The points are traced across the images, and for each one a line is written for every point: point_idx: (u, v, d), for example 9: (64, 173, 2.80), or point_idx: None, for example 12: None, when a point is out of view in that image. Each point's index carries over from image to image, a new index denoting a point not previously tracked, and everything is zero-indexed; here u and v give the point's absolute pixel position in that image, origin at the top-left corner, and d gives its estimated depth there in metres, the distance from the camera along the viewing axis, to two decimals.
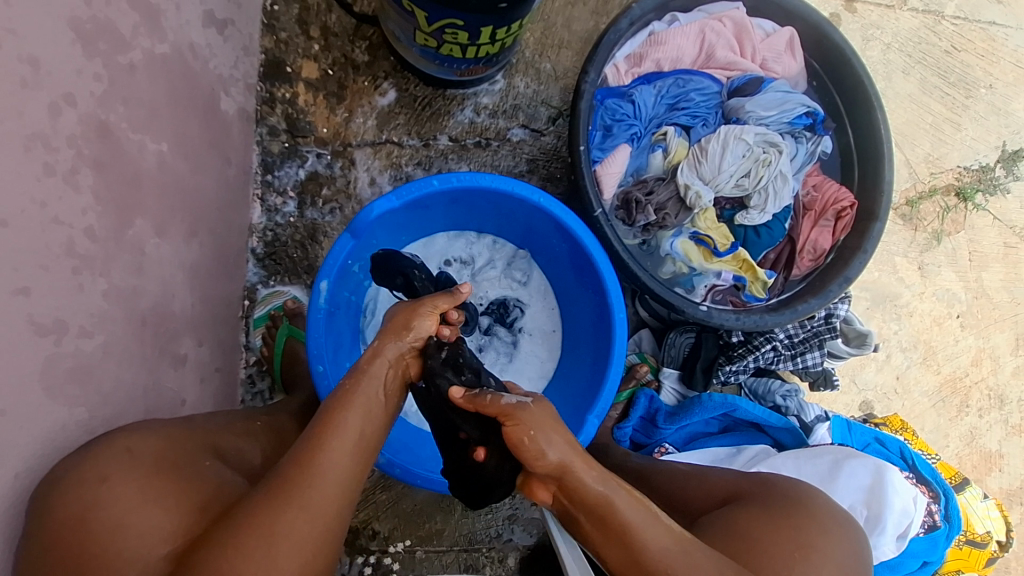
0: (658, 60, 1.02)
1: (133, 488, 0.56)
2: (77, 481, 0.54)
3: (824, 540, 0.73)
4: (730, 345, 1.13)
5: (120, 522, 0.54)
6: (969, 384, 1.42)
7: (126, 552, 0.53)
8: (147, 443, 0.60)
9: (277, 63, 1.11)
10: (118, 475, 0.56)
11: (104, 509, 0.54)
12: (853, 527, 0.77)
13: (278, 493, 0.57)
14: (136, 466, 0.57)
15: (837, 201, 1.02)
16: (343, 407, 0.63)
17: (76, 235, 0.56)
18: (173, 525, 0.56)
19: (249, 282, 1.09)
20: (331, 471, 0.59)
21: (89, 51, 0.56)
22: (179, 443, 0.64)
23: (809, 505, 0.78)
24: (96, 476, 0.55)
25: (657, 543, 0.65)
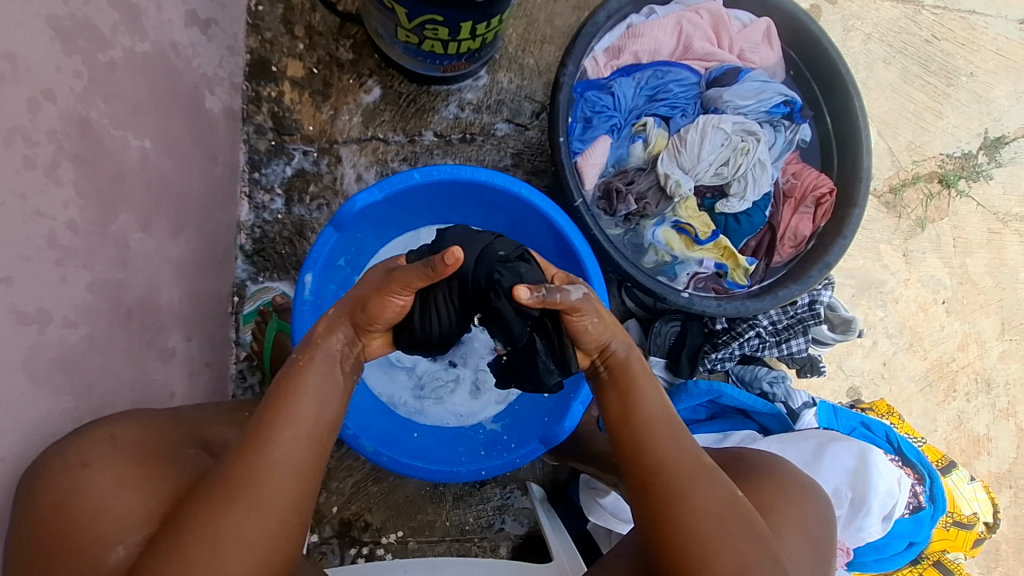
0: (636, 52, 1.04)
1: (110, 473, 0.58)
2: (59, 467, 0.56)
3: (788, 505, 0.75)
4: (714, 333, 1.15)
5: (97, 507, 0.56)
6: (956, 369, 1.44)
7: (102, 537, 0.55)
8: (126, 430, 0.62)
9: (262, 63, 1.12)
10: (98, 461, 0.58)
11: (83, 494, 0.56)
12: (818, 490, 0.79)
13: (228, 488, 0.56)
14: (114, 452, 0.59)
15: (817, 188, 1.04)
16: (293, 392, 0.62)
17: (58, 227, 0.57)
18: (146, 510, 0.57)
19: (238, 279, 1.10)
20: (283, 465, 0.58)
21: (68, 49, 0.58)
22: (162, 429, 0.67)
23: (775, 471, 0.79)
24: (78, 462, 0.56)
25: (655, 416, 0.69)
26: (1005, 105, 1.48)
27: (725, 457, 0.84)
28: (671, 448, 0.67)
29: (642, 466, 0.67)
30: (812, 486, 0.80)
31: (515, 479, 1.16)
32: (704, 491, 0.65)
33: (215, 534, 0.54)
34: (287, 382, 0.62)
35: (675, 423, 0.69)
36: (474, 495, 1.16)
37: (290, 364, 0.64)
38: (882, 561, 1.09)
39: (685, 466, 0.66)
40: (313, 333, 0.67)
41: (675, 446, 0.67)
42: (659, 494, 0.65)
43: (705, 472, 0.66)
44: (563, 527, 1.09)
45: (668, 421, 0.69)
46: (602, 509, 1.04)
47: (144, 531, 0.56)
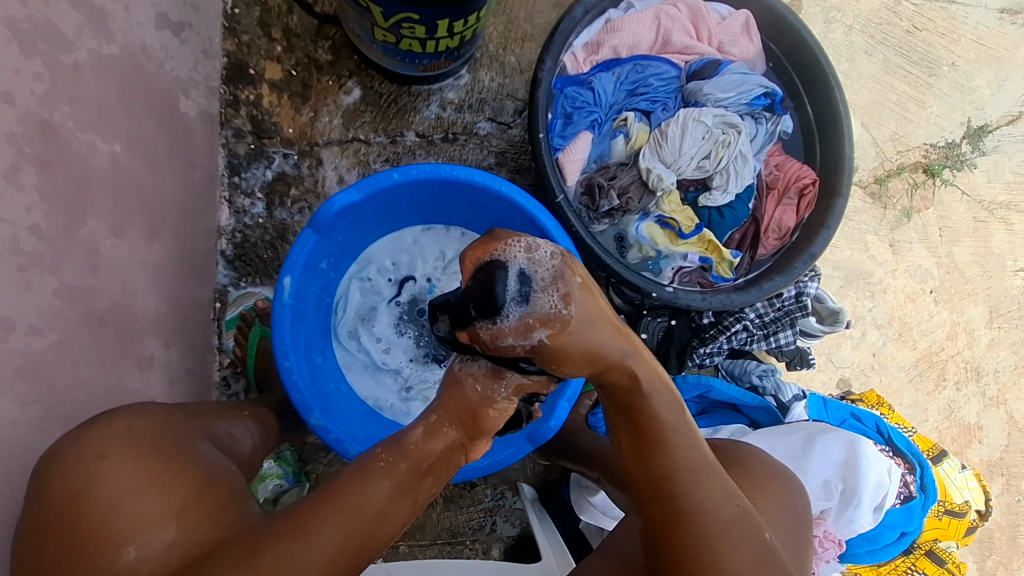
0: (615, 47, 1.03)
1: (130, 465, 0.58)
2: (79, 458, 0.57)
3: (763, 500, 0.74)
4: (701, 327, 1.14)
5: (114, 502, 0.55)
6: (945, 358, 1.44)
7: (118, 532, 0.55)
8: (146, 424, 0.62)
9: (239, 66, 1.11)
10: (116, 453, 0.58)
11: (101, 486, 0.56)
12: (789, 477, 0.79)
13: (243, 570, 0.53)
14: (135, 444, 0.59)
15: (799, 179, 1.03)
16: (357, 489, 0.57)
17: (20, 232, 0.56)
18: (164, 508, 0.57)
19: (220, 284, 1.09)
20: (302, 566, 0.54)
21: (27, 50, 0.57)
22: (176, 424, 0.66)
23: (744, 458, 0.78)
24: (96, 453, 0.57)
25: (687, 463, 0.62)
26: (987, 94, 1.48)
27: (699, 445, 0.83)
28: (710, 497, 0.62)
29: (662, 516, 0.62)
30: (783, 473, 0.79)
31: (506, 480, 1.15)
32: (743, 548, 0.61)
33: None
34: (356, 482, 0.57)
35: (701, 470, 0.63)
36: (465, 497, 1.14)
37: (367, 461, 0.59)
38: (875, 552, 1.08)
39: (710, 522, 0.61)
40: (410, 434, 0.60)
41: (711, 493, 0.62)
42: (681, 547, 0.61)
43: (737, 520, 0.62)
44: (555, 530, 1.07)
45: (695, 467, 0.62)
46: (593, 507, 1.04)
47: (163, 533, 0.56)
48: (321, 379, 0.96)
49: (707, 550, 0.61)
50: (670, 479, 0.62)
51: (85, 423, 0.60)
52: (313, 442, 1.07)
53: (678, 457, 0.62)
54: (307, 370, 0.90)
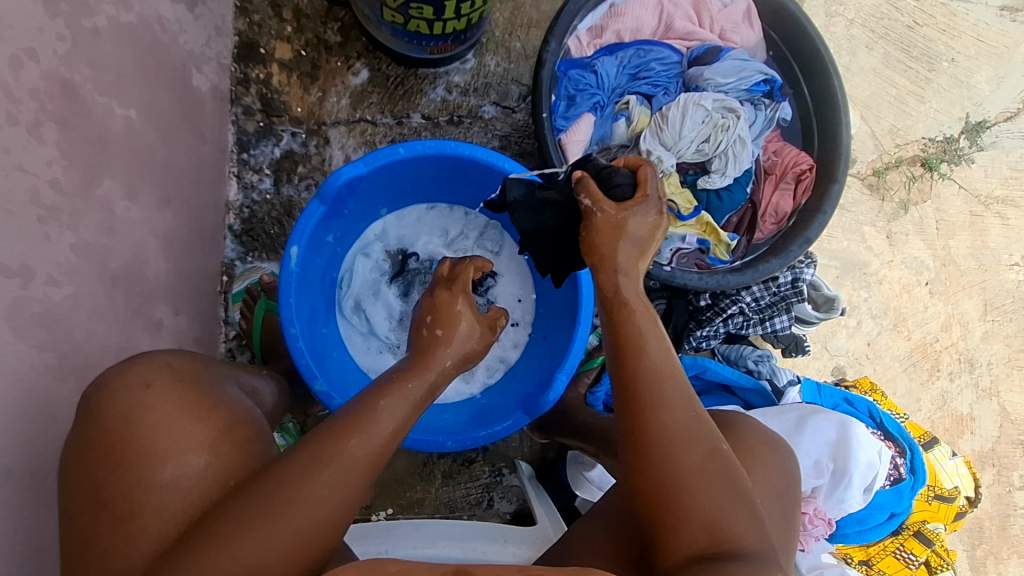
0: (618, 31, 1.06)
1: (171, 399, 0.61)
2: (125, 386, 0.60)
3: (765, 468, 0.76)
4: (699, 310, 1.17)
5: (156, 430, 0.59)
6: (939, 349, 1.46)
7: (159, 452, 0.58)
8: (185, 361, 0.66)
9: (250, 44, 1.13)
10: (160, 383, 0.62)
11: (146, 417, 0.59)
12: (779, 442, 0.80)
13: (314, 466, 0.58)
14: (174, 382, 0.63)
15: (796, 164, 1.06)
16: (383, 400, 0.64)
17: (42, 185, 0.58)
18: (201, 437, 0.60)
19: (227, 258, 1.11)
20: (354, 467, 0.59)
21: (51, 11, 0.58)
22: (208, 368, 0.69)
23: (738, 427, 0.79)
24: (142, 383, 0.61)
25: (655, 364, 0.67)
26: (986, 89, 1.50)
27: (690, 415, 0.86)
28: (668, 397, 0.66)
29: (630, 414, 0.66)
30: (776, 439, 0.81)
31: (503, 457, 1.18)
32: (693, 447, 0.64)
33: (313, 514, 0.56)
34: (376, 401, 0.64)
35: (666, 373, 0.67)
36: (463, 473, 1.17)
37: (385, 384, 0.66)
38: (864, 533, 1.10)
39: (672, 416, 0.65)
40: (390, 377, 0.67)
41: (672, 394, 0.66)
42: (642, 440, 0.65)
43: (697, 425, 0.65)
44: (551, 501, 1.09)
45: (661, 369, 0.67)
46: (588, 482, 1.07)
47: (200, 456, 0.59)
48: (325, 347, 0.98)
49: (664, 441, 0.64)
50: (631, 378, 0.67)
51: (131, 357, 0.63)
52: (316, 415, 1.09)
53: (646, 361, 0.67)
54: (311, 339, 0.92)
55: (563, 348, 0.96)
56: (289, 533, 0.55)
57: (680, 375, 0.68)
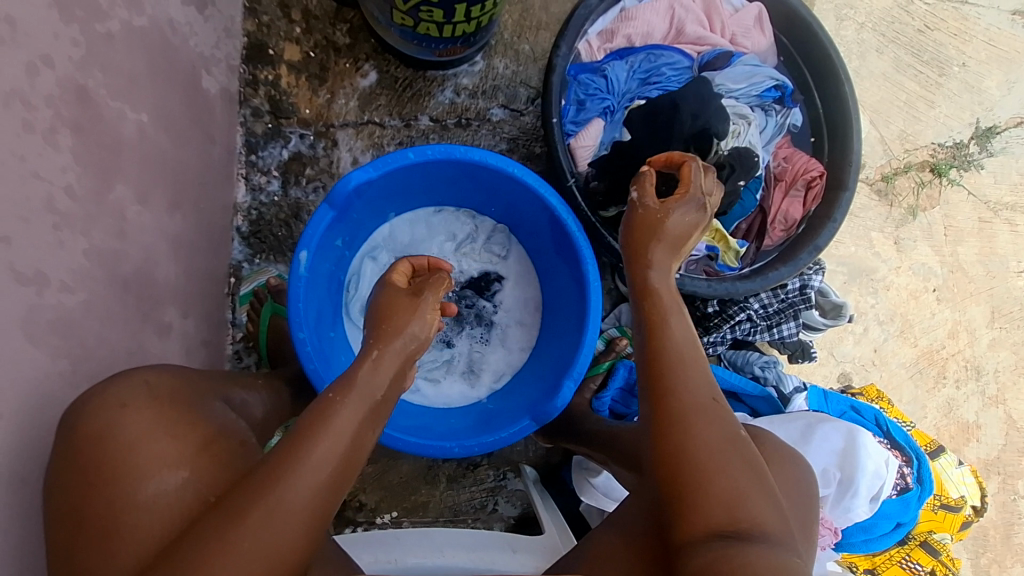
0: (628, 36, 1.05)
1: (147, 416, 0.61)
2: (102, 405, 0.60)
3: (784, 478, 0.77)
4: (706, 316, 1.16)
5: (132, 447, 0.59)
6: (946, 356, 1.45)
7: (137, 471, 0.58)
8: (163, 377, 0.66)
9: (259, 45, 1.13)
10: (135, 402, 0.61)
11: (122, 434, 0.59)
12: (796, 455, 0.82)
13: (284, 465, 0.57)
14: (152, 398, 0.63)
15: (807, 171, 1.05)
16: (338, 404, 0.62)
17: (56, 191, 0.58)
18: (178, 452, 0.61)
19: (234, 260, 1.11)
20: (326, 462, 0.58)
21: (66, 17, 0.58)
22: (191, 383, 0.70)
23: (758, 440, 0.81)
24: (118, 402, 0.60)
25: (678, 345, 0.72)
26: (997, 95, 1.49)
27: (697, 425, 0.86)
28: (692, 378, 0.70)
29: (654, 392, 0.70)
30: (793, 453, 0.82)
31: (508, 461, 1.18)
32: (714, 426, 0.67)
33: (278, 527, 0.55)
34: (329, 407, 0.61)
35: (689, 355, 0.72)
36: (468, 477, 1.17)
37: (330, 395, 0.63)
38: (870, 542, 1.10)
39: (694, 394, 0.69)
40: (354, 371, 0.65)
41: (695, 375, 0.70)
42: (664, 416, 0.68)
43: (718, 407, 0.69)
44: (556, 508, 1.10)
45: (685, 351, 0.72)
46: (594, 488, 1.06)
47: (178, 473, 0.59)
48: (333, 352, 0.97)
49: (685, 418, 0.67)
50: (657, 358, 0.72)
51: (109, 376, 0.63)
52: None
53: (670, 343, 0.72)
54: (320, 342, 0.92)
55: (571, 353, 0.95)
56: (260, 538, 0.54)
57: (703, 361, 0.72)
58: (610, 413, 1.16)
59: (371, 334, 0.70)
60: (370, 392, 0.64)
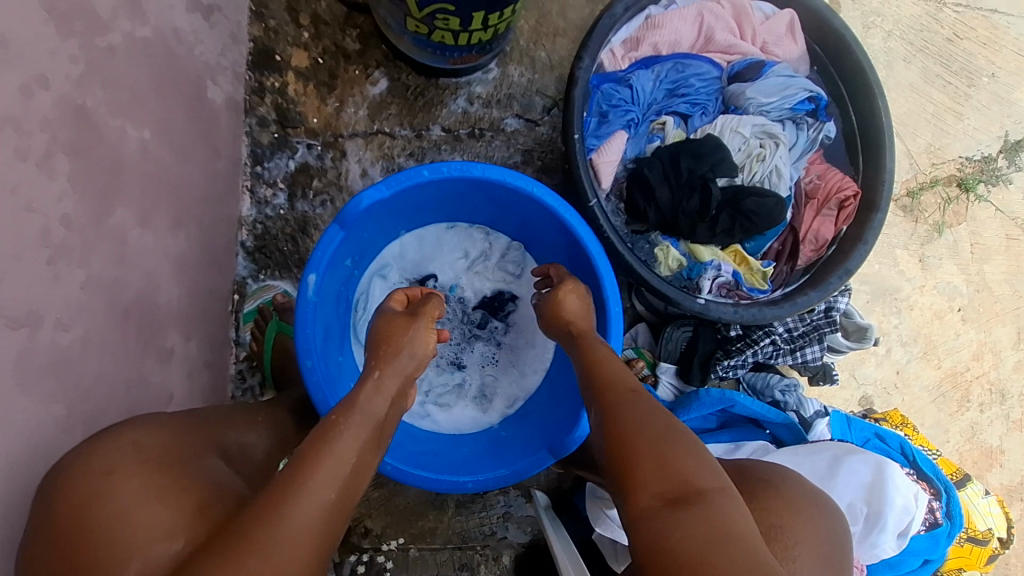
0: (655, 44, 1.00)
1: (136, 480, 0.55)
2: (85, 471, 0.54)
3: (804, 525, 0.72)
4: (727, 339, 1.12)
5: (119, 516, 0.53)
6: (969, 379, 1.41)
7: (125, 545, 0.51)
8: (152, 436, 0.61)
9: (266, 51, 1.08)
10: (122, 467, 0.56)
11: (108, 501, 0.53)
12: (827, 506, 0.77)
13: (285, 493, 0.54)
14: (141, 460, 0.57)
15: (840, 190, 1.00)
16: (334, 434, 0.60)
17: (51, 223, 0.53)
18: (172, 521, 0.54)
19: (239, 276, 1.07)
20: (329, 487, 0.56)
21: (64, 32, 0.53)
22: (183, 439, 0.65)
23: (783, 489, 0.76)
24: (102, 468, 0.55)
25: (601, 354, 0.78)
26: None
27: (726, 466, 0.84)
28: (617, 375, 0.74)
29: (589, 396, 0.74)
30: (821, 501, 0.78)
31: (518, 486, 1.13)
32: (643, 408, 0.69)
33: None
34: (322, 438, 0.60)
35: (611, 361, 0.77)
36: (478, 502, 1.12)
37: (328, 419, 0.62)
38: None
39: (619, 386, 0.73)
40: (357, 395, 0.65)
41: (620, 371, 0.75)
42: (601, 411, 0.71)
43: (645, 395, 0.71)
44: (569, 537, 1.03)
45: (606, 356, 0.77)
46: (610, 519, 0.95)
47: (171, 543, 0.52)
48: (340, 377, 0.93)
49: (615, 405, 0.70)
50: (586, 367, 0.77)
51: (93, 437, 0.58)
52: None
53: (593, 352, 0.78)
54: (328, 368, 0.88)
55: None
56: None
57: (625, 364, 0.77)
58: None
59: (371, 357, 0.71)
60: (372, 414, 0.64)
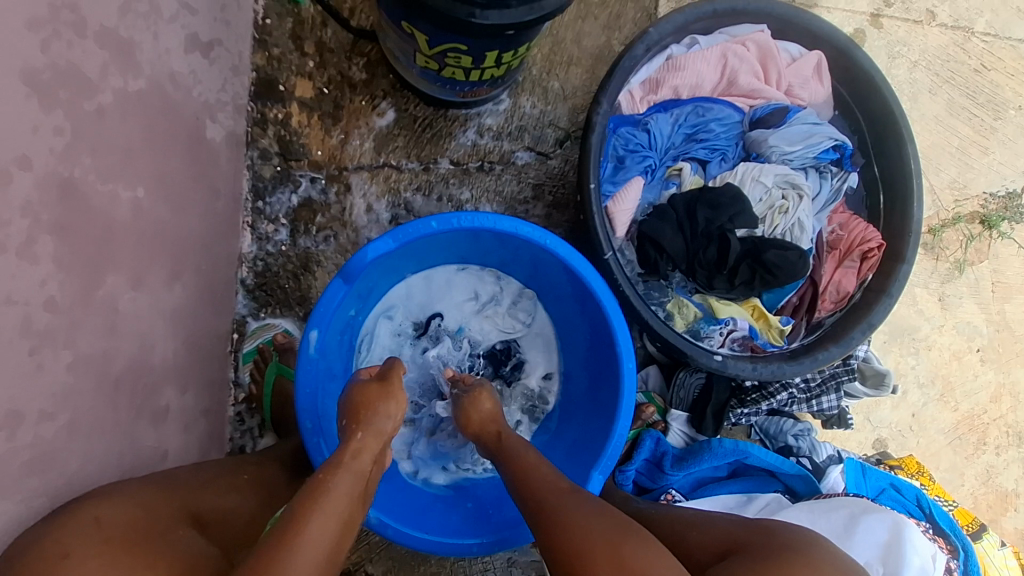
0: (675, 87, 0.96)
1: (94, 563, 0.52)
2: (39, 558, 0.50)
3: None
4: (742, 388, 1.09)
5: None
6: (987, 422, 1.37)
7: None
8: (117, 511, 0.57)
9: (269, 82, 1.05)
10: (80, 551, 0.52)
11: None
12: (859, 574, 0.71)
13: (273, 556, 0.54)
14: (101, 541, 0.53)
15: (864, 241, 0.96)
16: (321, 496, 0.59)
17: (34, 310, 0.52)
18: None
19: (238, 314, 1.04)
20: (319, 544, 0.56)
21: (47, 104, 0.52)
22: (156, 508, 0.61)
23: (813, 553, 0.70)
24: (58, 553, 0.51)
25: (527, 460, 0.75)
26: None
27: (751, 528, 0.77)
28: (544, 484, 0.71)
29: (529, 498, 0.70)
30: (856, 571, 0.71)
31: None
32: (578, 504, 0.67)
33: None
34: (313, 498, 0.59)
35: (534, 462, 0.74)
36: None
37: (313, 481, 0.61)
38: None
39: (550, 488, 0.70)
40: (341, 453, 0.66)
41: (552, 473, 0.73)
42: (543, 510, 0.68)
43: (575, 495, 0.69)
44: None
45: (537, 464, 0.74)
46: None
47: None
48: None
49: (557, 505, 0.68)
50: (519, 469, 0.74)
51: (50, 516, 0.54)
52: None
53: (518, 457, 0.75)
54: (332, 423, 0.85)
55: (600, 440, 0.87)
56: None
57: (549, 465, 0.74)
58: (635, 486, 1.08)
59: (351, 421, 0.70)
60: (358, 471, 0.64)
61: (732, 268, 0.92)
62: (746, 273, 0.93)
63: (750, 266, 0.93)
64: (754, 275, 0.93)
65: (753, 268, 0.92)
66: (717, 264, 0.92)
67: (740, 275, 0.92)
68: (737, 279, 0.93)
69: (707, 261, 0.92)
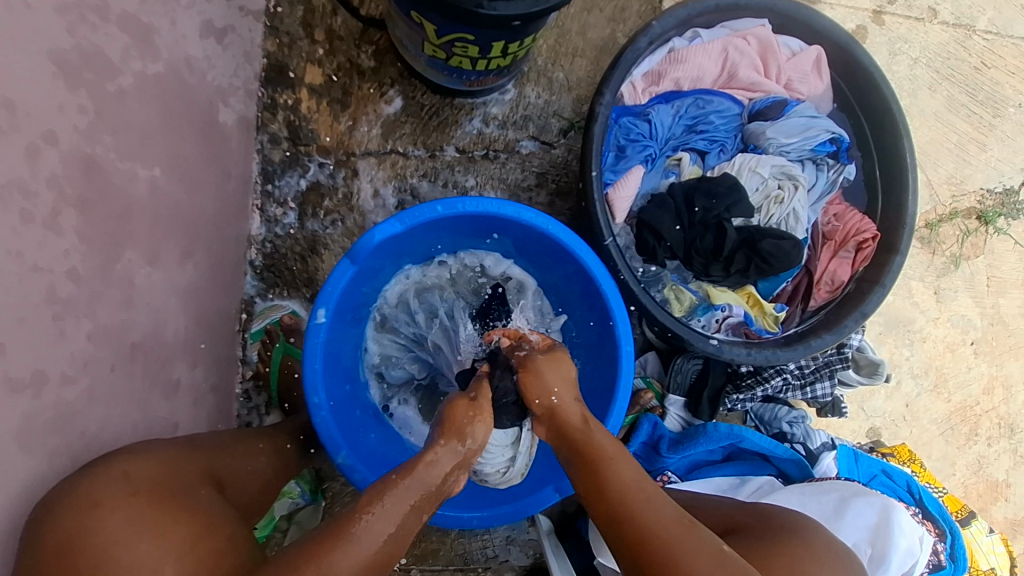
0: (677, 79, 0.98)
1: (125, 515, 0.57)
2: (71, 504, 0.55)
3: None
4: (737, 374, 1.12)
5: (107, 555, 0.55)
6: (979, 413, 1.39)
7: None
8: (143, 467, 0.62)
9: (279, 67, 1.07)
10: (110, 501, 0.57)
11: (96, 537, 0.55)
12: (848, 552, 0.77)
13: (327, 541, 0.58)
14: (129, 493, 0.59)
15: (859, 232, 0.98)
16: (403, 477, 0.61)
17: (57, 279, 0.55)
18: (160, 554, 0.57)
19: (247, 295, 1.06)
20: (381, 531, 0.58)
21: (73, 84, 0.55)
22: (176, 463, 0.66)
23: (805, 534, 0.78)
24: (89, 501, 0.56)
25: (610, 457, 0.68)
26: None
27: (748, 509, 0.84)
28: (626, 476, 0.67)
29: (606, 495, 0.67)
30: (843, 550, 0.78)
31: None
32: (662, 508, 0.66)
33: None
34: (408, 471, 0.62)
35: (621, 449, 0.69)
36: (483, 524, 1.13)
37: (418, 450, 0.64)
38: None
39: (630, 486, 0.66)
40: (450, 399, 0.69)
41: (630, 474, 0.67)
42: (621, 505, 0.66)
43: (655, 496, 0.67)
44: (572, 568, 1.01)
45: (638, 486, 0.67)
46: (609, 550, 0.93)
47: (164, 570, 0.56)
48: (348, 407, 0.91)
49: (640, 499, 0.66)
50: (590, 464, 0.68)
51: (83, 467, 0.58)
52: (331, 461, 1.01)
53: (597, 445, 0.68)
54: (338, 401, 0.87)
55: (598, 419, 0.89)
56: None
57: (636, 472, 0.68)
58: None
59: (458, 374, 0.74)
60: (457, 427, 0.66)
61: (728, 255, 0.94)
62: (741, 260, 0.95)
63: (746, 254, 0.95)
64: (750, 262, 0.95)
65: (748, 256, 0.95)
66: (714, 251, 0.94)
67: (735, 262, 0.95)
68: (734, 265, 0.95)
69: (704, 248, 0.94)
